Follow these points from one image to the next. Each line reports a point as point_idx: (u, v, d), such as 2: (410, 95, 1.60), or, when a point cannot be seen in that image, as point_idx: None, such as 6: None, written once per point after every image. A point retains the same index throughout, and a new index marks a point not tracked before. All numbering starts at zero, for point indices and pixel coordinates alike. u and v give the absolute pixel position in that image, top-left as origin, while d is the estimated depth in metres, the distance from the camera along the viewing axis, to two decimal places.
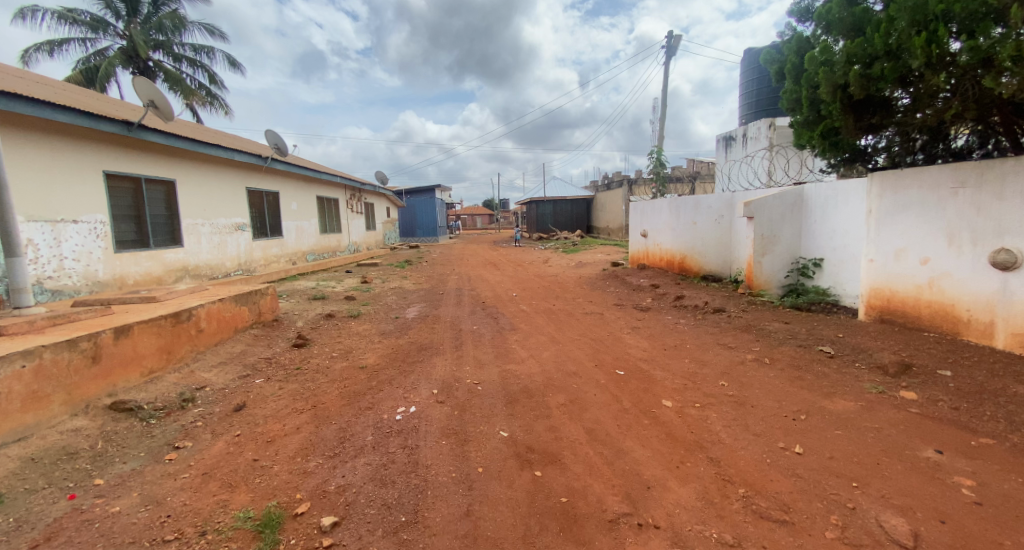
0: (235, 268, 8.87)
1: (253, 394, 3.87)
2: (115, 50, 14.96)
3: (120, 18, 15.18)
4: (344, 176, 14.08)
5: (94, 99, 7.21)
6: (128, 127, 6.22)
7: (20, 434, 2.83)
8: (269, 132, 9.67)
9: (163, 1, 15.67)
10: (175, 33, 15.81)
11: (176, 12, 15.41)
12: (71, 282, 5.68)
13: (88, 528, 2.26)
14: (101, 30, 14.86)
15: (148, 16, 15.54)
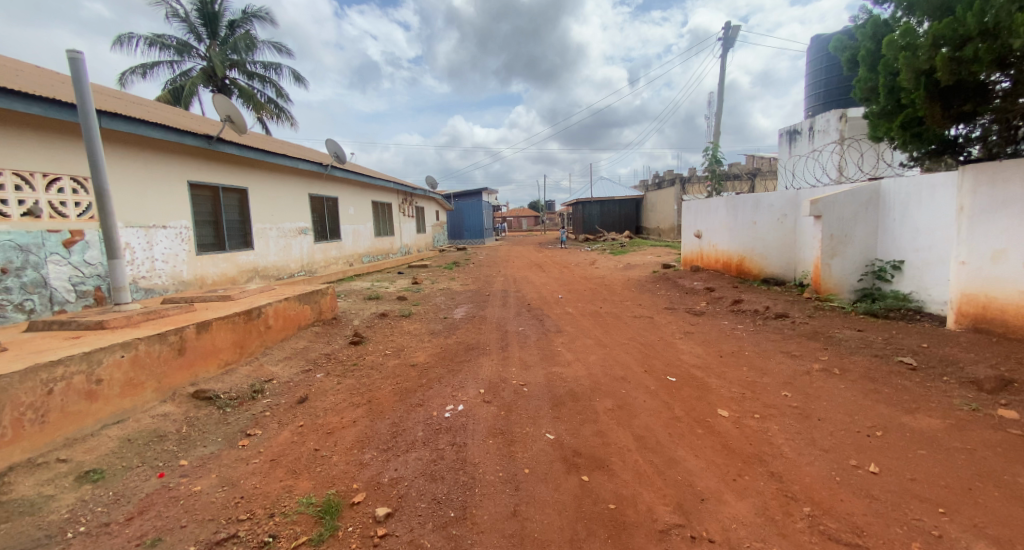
0: (298, 269, 9.44)
1: (314, 388, 4.12)
2: (197, 71, 16.44)
3: (202, 41, 16.64)
4: (396, 181, 14.61)
5: (179, 116, 7.95)
6: (208, 140, 6.82)
7: (120, 416, 3.18)
8: (330, 140, 10.24)
9: (238, 24, 17.04)
10: (248, 52, 17.13)
11: (249, 33, 16.69)
12: (160, 281, 6.29)
13: (172, 505, 2.50)
14: (186, 53, 16.35)
15: (226, 38, 16.92)
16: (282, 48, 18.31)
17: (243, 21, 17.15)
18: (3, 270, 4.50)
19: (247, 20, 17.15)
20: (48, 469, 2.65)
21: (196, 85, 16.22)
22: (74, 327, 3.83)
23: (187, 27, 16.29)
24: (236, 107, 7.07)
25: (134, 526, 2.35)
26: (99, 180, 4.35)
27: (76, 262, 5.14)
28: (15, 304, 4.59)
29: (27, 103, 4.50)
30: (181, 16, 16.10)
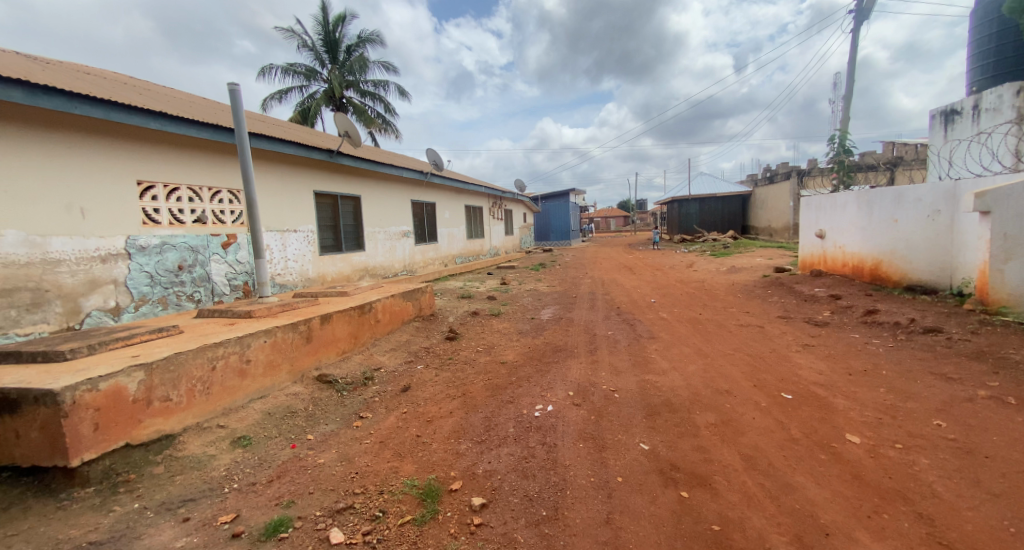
0: (401, 269, 10.18)
1: (415, 378, 4.42)
2: (320, 93, 18.55)
3: (325, 65, 18.69)
4: (487, 185, 15.09)
5: (307, 133, 9.01)
6: (330, 154, 7.65)
7: (261, 392, 3.69)
8: (430, 150, 10.91)
9: (354, 48, 18.90)
10: (362, 73, 18.93)
11: (363, 56, 18.45)
12: (292, 278, 7.18)
13: (301, 473, 2.84)
14: (313, 78, 18.50)
15: (344, 61, 18.79)
16: (391, 66, 19.89)
17: (359, 45, 18.94)
18: (180, 266, 5.46)
19: (362, 43, 18.91)
20: (211, 432, 3.15)
21: (319, 106, 18.26)
22: (230, 315, 4.53)
23: (314, 55, 18.44)
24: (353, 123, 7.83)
25: (272, 487, 2.70)
26: (249, 191, 5.11)
27: (231, 260, 6.08)
28: (188, 295, 5.54)
29: (198, 128, 5.42)
30: (309, 46, 18.25)
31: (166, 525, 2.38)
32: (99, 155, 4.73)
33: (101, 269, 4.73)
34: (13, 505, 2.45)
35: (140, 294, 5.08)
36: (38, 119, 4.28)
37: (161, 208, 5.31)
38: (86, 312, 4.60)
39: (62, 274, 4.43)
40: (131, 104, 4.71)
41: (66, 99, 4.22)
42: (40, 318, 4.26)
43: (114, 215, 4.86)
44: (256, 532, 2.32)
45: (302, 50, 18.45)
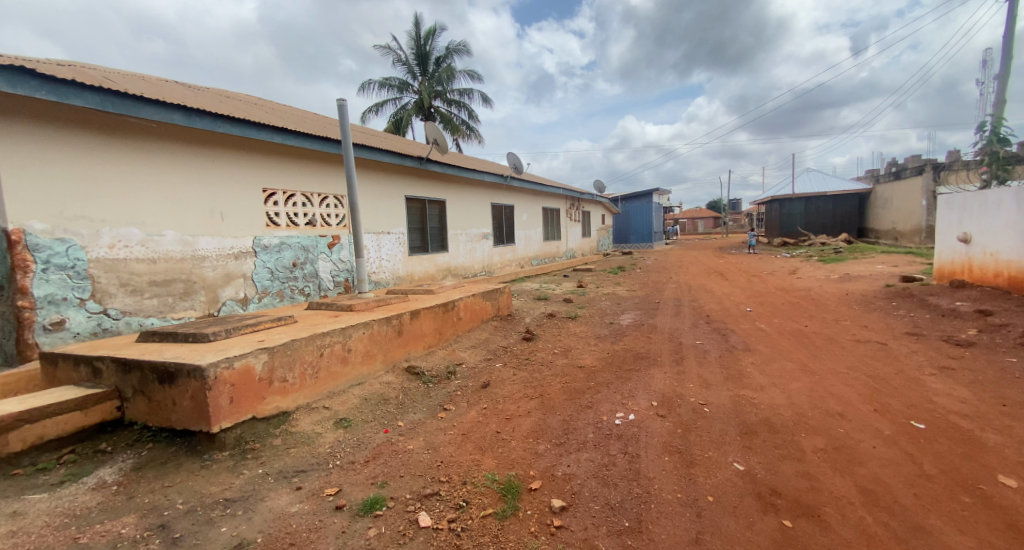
0: (480, 269, 10.49)
1: (494, 375, 4.55)
2: (411, 104, 19.72)
3: (416, 77, 19.81)
4: (566, 187, 15.05)
5: (399, 142, 9.63)
6: (420, 161, 8.11)
7: (359, 379, 4.03)
8: (511, 154, 11.14)
9: (442, 59, 19.84)
10: (448, 83, 19.82)
11: (450, 67, 19.31)
12: (385, 276, 7.71)
13: (394, 457, 3.06)
14: (405, 90, 19.70)
15: (433, 72, 19.79)
16: (476, 74, 20.58)
17: (447, 56, 19.84)
18: (294, 263, 6.12)
19: (450, 54, 19.78)
20: (318, 413, 3.50)
21: (410, 116, 19.41)
22: (334, 308, 5.00)
23: (406, 69, 19.65)
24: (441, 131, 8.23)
25: (369, 467, 2.94)
26: (351, 197, 5.59)
27: (335, 259, 6.68)
28: (300, 289, 6.19)
29: (311, 141, 6.04)
30: (402, 60, 19.49)
31: (284, 491, 2.68)
32: (233, 166, 5.45)
33: (234, 264, 5.45)
34: (169, 460, 2.91)
35: (263, 287, 5.76)
36: (189, 137, 5.03)
37: (280, 212, 5.99)
38: (222, 301, 5.32)
39: (205, 268, 5.17)
40: (260, 122, 5.36)
41: (211, 120, 4.92)
42: (188, 305, 5.00)
43: (244, 218, 5.57)
44: (355, 506, 2.52)
45: (395, 64, 19.77)
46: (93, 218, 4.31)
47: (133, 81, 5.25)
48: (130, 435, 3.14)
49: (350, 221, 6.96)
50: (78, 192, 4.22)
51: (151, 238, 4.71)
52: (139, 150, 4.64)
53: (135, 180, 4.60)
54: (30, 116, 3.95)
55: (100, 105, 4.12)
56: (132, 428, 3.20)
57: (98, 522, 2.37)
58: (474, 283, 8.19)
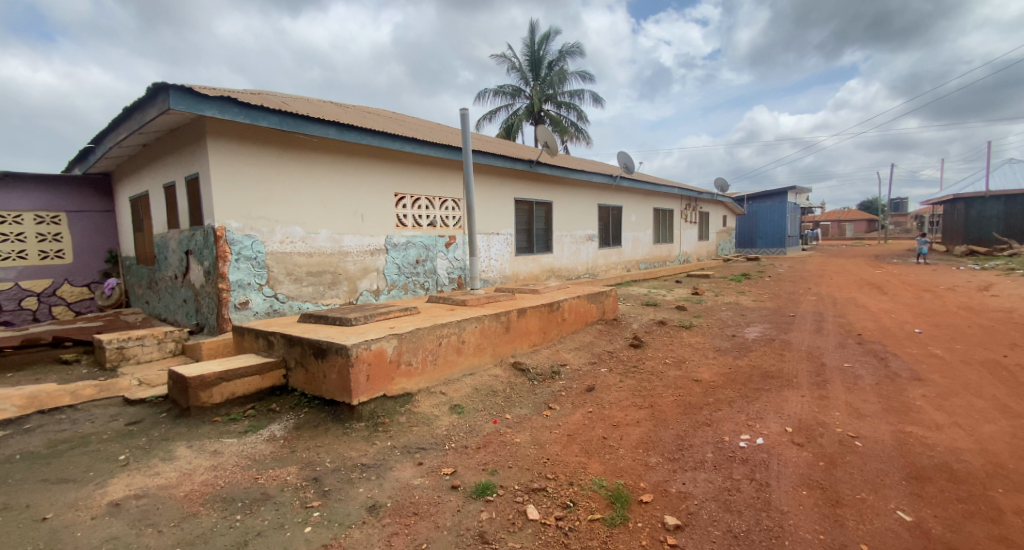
0: (584, 271, 10.39)
1: (600, 380, 4.47)
2: (522, 108, 20.25)
3: (529, 82, 20.30)
4: (683, 187, 14.19)
5: (509, 146, 9.95)
6: (530, 164, 8.28)
7: (471, 370, 4.29)
8: (621, 153, 10.81)
9: (555, 62, 20.02)
10: (560, 85, 19.95)
11: (562, 69, 19.43)
12: (493, 274, 8.06)
13: (502, 447, 3.18)
14: (517, 96, 20.28)
15: (545, 76, 20.09)
16: (589, 75, 20.44)
17: (560, 59, 20.01)
18: (417, 260, 6.69)
19: (563, 57, 19.91)
20: (436, 397, 3.81)
21: (521, 120, 20.00)
22: (450, 302, 5.37)
23: (520, 74, 20.24)
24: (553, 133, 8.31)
25: (480, 454, 3.10)
26: (470, 200, 5.91)
27: (451, 257, 7.17)
28: (421, 283, 6.74)
29: (436, 149, 6.51)
30: (516, 67, 20.12)
31: (407, 465, 2.95)
32: (372, 173, 6.14)
33: (370, 259, 6.14)
34: (320, 424, 3.39)
35: (391, 281, 6.40)
36: (339, 149, 5.77)
37: (407, 214, 6.58)
38: (360, 291, 6.03)
39: (348, 262, 5.90)
40: (395, 134, 5.94)
41: (358, 133, 5.58)
42: (334, 293, 5.76)
43: (379, 219, 6.24)
44: (468, 489, 2.65)
45: (510, 72, 20.53)
46: (268, 218, 5.17)
47: (300, 103, 6.19)
48: (292, 399, 3.73)
49: (465, 223, 7.39)
50: (259, 196, 5.10)
51: (309, 236, 5.52)
52: (302, 161, 5.46)
53: (298, 186, 5.42)
54: (230, 135, 4.87)
55: (278, 125, 4.92)
56: (293, 393, 3.79)
57: (269, 468, 2.85)
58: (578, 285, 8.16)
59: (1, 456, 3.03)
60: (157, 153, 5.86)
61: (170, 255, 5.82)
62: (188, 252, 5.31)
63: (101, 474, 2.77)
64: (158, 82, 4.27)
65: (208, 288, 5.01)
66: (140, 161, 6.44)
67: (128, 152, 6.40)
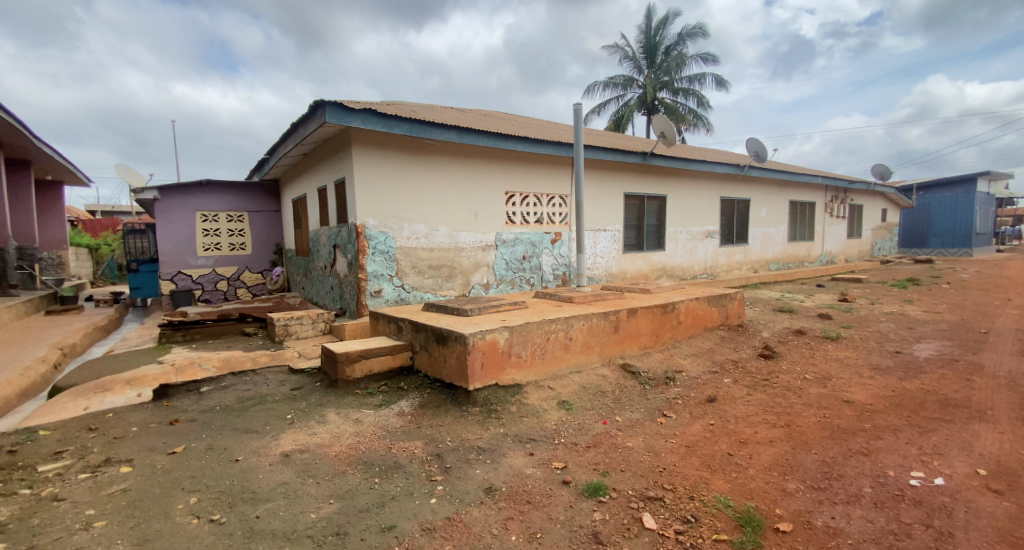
0: (702, 271, 9.65)
1: (722, 391, 4.12)
2: (635, 99, 19.51)
3: (644, 70, 19.44)
4: (828, 176, 12.37)
5: (622, 139, 9.62)
6: (644, 157, 7.88)
7: (578, 367, 4.28)
8: (750, 139, 9.78)
9: (673, 47, 18.89)
10: (677, 71, 18.78)
11: (681, 54, 18.25)
12: (598, 272, 7.93)
13: (614, 449, 3.07)
14: (629, 86, 19.57)
15: (661, 63, 19.10)
16: (712, 57, 18.92)
17: (679, 43, 18.83)
18: (524, 256, 6.81)
19: (682, 40, 18.70)
20: (544, 391, 3.85)
21: (633, 111, 19.27)
22: (557, 298, 5.40)
23: (634, 63, 19.50)
24: (670, 123, 7.82)
25: (592, 453, 3.04)
26: (580, 196, 5.83)
27: (556, 254, 7.17)
28: (527, 279, 6.86)
29: (547, 146, 6.53)
30: (630, 56, 19.43)
31: (519, 454, 3.01)
32: (487, 173, 6.39)
33: (482, 255, 6.42)
34: (440, 405, 3.65)
35: (500, 276, 6.61)
36: (458, 151, 6.10)
37: (516, 211, 6.73)
38: (472, 285, 6.35)
39: (463, 257, 6.24)
40: (509, 134, 6.10)
41: (476, 136, 5.83)
42: (450, 286, 6.13)
43: (491, 216, 6.48)
44: (580, 486, 2.62)
45: (623, 61, 19.89)
46: (397, 216, 5.67)
47: (426, 110, 6.67)
48: (417, 379, 4.07)
49: (572, 220, 7.34)
50: (391, 197, 5.62)
51: (431, 232, 5.94)
52: (426, 163, 5.87)
53: (422, 186, 5.86)
54: (369, 143, 5.43)
55: (409, 132, 5.36)
56: (418, 374, 4.13)
57: (399, 440, 3.14)
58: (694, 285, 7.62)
59: (207, 406, 3.78)
60: (314, 161, 6.79)
61: (321, 248, 6.70)
62: (335, 246, 6.07)
63: (274, 428, 3.30)
64: (318, 99, 4.92)
65: (349, 277, 5.68)
66: (301, 168, 7.52)
67: (292, 161, 7.51)
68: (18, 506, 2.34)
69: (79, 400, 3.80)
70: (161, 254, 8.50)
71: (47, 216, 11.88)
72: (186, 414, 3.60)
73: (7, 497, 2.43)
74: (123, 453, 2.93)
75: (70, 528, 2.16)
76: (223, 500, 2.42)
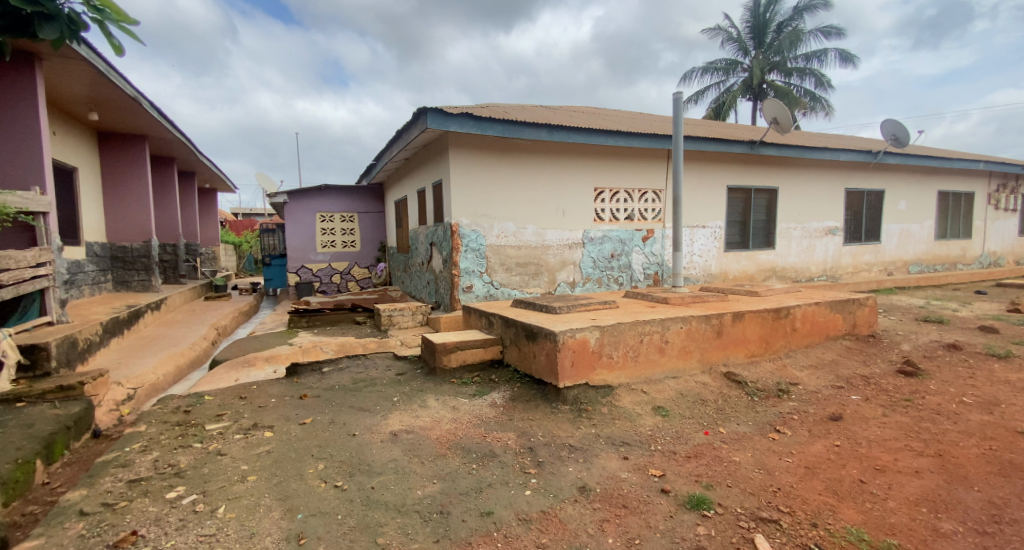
0: (821, 273, 8.63)
1: (849, 409, 3.64)
2: (739, 84, 18.03)
3: (751, 52, 17.86)
4: (993, 160, 10.32)
5: (727, 128, 8.92)
6: (752, 146, 7.20)
7: (674, 373, 4.07)
8: (886, 122, 8.50)
9: (787, 23, 17.10)
10: (791, 50, 16.97)
11: (797, 30, 16.45)
12: (695, 272, 7.47)
13: (717, 462, 2.87)
14: (733, 70, 18.11)
15: (772, 42, 17.41)
16: (835, 30, 16.80)
17: (794, 18, 17.00)
18: (613, 254, 6.63)
19: (798, 14, 16.86)
20: (638, 394, 3.73)
21: (737, 97, 17.83)
22: (650, 299, 5.18)
23: (739, 45, 18.01)
24: (784, 108, 7.07)
25: (692, 463, 2.87)
26: (677, 191, 5.49)
27: (648, 252, 6.86)
28: (615, 278, 6.67)
29: (641, 138, 6.22)
30: (735, 37, 17.97)
31: (613, 456, 2.94)
32: (576, 169, 6.31)
33: (569, 252, 6.37)
34: (531, 400, 3.69)
35: (587, 274, 6.51)
36: (548, 148, 6.09)
37: (605, 208, 6.56)
38: (558, 283, 6.33)
39: (549, 255, 6.25)
40: (601, 128, 5.92)
41: (567, 132, 5.77)
42: (537, 283, 6.18)
43: (579, 214, 6.39)
44: (681, 497, 2.49)
45: (727, 44, 18.46)
46: (488, 215, 5.84)
47: (519, 110, 6.76)
48: (507, 373, 4.16)
49: (666, 216, 6.97)
50: (483, 197, 5.80)
51: (519, 230, 6.04)
52: (517, 162, 5.96)
53: (513, 185, 5.96)
54: (464, 145, 5.65)
55: (502, 132, 5.47)
56: (508, 368, 4.23)
57: (493, 431, 3.25)
58: (811, 288, 6.84)
59: (328, 384, 4.23)
60: (415, 164, 7.25)
61: (419, 245, 7.14)
62: (432, 243, 6.42)
63: (383, 409, 3.60)
64: (420, 106, 5.22)
65: (444, 273, 5.97)
66: (404, 171, 8.05)
67: (396, 165, 8.07)
68: (192, 456, 2.83)
69: (231, 373, 4.48)
70: (288, 250, 9.65)
71: (205, 216, 14.12)
72: (312, 390, 4.06)
73: (184, 449, 2.94)
74: (266, 420, 3.39)
75: (230, 478, 2.55)
76: (345, 469, 2.69)
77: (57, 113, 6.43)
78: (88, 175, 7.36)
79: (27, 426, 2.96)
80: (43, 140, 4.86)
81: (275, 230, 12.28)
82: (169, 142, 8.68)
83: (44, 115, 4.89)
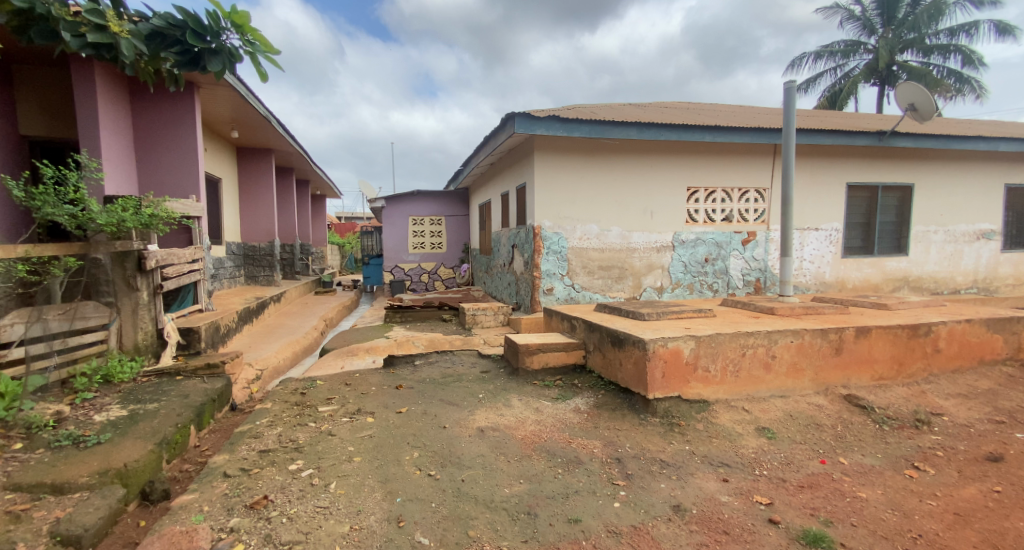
0: (969, 284, 7.35)
1: (1014, 449, 3.04)
2: (861, 68, 16.02)
3: (877, 31, 15.78)
4: None
5: (849, 119, 7.95)
6: (880, 137, 6.32)
7: (782, 391, 3.71)
8: None
9: None
10: (929, 25, 14.73)
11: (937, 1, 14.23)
12: (805, 279, 6.76)
13: (838, 496, 2.56)
14: (853, 54, 16.14)
15: (904, 17, 15.24)
16: None
17: None
18: (707, 259, 6.22)
19: None
20: (738, 412, 3.45)
21: (857, 83, 15.89)
22: (753, 308, 4.77)
23: (862, 24, 15.99)
24: (925, 93, 6.10)
25: (806, 495, 2.58)
26: (785, 190, 4.98)
27: (749, 257, 6.32)
28: (709, 284, 6.26)
29: (742, 133, 5.73)
30: (857, 15, 15.99)
31: (711, 477, 2.75)
32: (667, 169, 6.02)
33: (657, 256, 6.10)
34: (616, 408, 3.58)
35: (676, 279, 6.18)
36: (637, 148, 5.89)
37: (700, 209, 6.19)
38: (644, 287, 6.10)
39: (635, 259, 6.04)
40: (695, 124, 5.58)
41: (659, 130, 5.51)
42: (621, 287, 6.01)
43: (669, 215, 6.09)
44: (794, 530, 2.25)
45: (846, 24, 16.52)
46: (573, 217, 5.79)
47: (608, 111, 6.61)
48: (590, 379, 4.09)
49: (771, 217, 6.38)
50: (567, 198, 5.77)
51: (603, 233, 5.91)
52: (604, 163, 5.84)
53: (599, 187, 5.85)
54: (551, 147, 5.65)
55: (589, 133, 5.38)
56: (591, 374, 4.15)
57: (578, 436, 3.20)
58: (954, 302, 5.87)
59: (420, 377, 4.47)
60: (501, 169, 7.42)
61: (502, 248, 7.27)
62: (514, 245, 6.50)
63: (470, 404, 3.72)
64: (509, 112, 5.33)
65: (525, 274, 6.02)
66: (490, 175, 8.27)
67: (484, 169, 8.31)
68: (308, 434, 3.14)
69: (338, 361, 4.92)
70: (385, 250, 10.38)
71: (318, 218, 15.71)
72: (406, 382, 4.32)
73: (302, 427, 3.28)
74: (368, 406, 3.67)
75: (340, 457, 2.80)
76: (437, 459, 2.82)
77: (208, 133, 7.54)
78: (229, 184, 8.53)
79: (184, 396, 3.50)
80: (198, 157, 5.77)
81: (374, 231, 13.28)
82: (291, 155, 9.82)
83: (200, 134, 5.79)
